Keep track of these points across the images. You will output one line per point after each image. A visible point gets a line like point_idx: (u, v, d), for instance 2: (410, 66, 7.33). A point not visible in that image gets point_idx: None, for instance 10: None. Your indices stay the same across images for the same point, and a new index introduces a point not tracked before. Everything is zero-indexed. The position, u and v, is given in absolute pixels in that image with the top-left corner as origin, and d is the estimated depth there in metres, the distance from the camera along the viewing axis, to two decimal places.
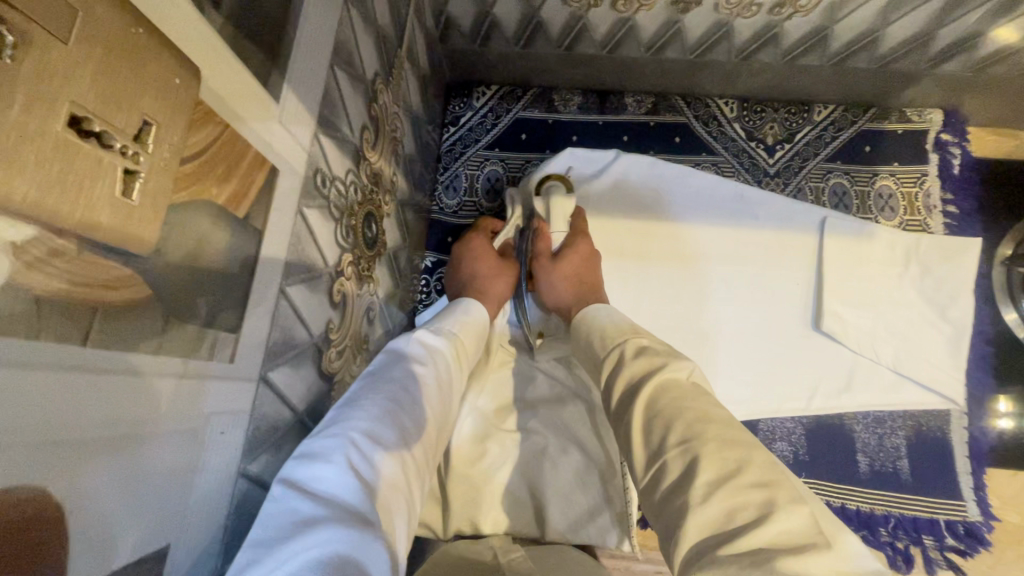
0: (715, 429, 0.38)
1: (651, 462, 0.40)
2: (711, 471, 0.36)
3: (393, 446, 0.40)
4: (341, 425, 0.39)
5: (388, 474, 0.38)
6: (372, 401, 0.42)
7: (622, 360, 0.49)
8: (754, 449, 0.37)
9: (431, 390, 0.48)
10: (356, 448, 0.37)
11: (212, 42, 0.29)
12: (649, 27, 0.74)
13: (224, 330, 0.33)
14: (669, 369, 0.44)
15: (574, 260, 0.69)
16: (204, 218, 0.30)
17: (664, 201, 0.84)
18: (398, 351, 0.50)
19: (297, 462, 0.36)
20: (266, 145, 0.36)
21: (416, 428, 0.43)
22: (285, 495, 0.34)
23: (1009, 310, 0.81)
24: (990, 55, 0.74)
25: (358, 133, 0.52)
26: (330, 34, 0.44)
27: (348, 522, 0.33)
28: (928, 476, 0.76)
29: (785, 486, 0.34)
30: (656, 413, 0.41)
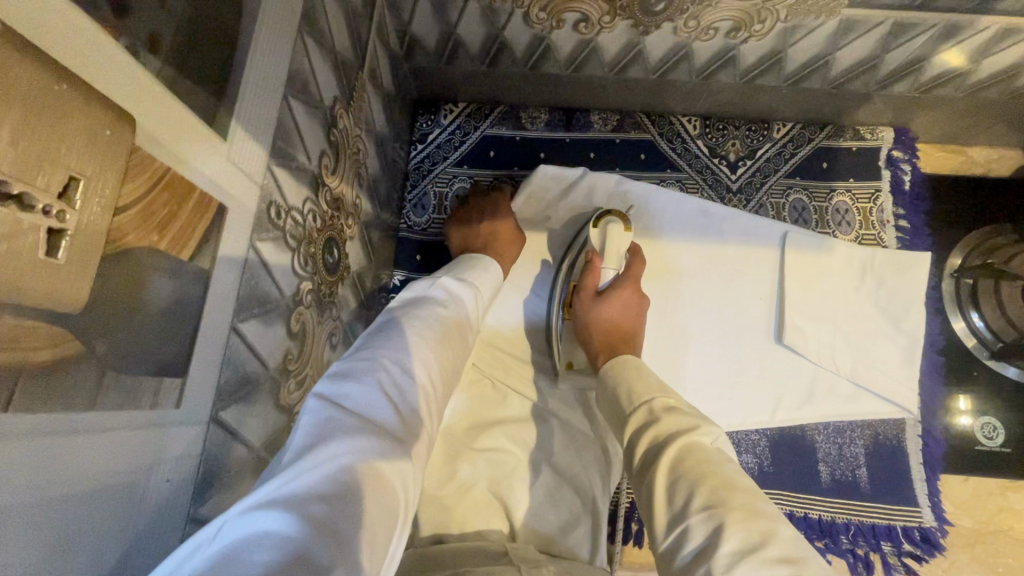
0: (739, 497, 0.40)
1: (673, 525, 0.41)
2: (735, 541, 0.36)
3: (418, 377, 0.42)
4: (372, 351, 0.42)
5: (411, 402, 0.40)
6: (398, 333, 0.45)
7: (653, 417, 0.49)
8: (777, 521, 0.38)
9: (453, 329, 0.50)
10: (386, 375, 0.40)
11: (146, 87, 0.28)
12: (611, 48, 0.75)
13: (169, 376, 0.32)
14: (693, 433, 0.46)
15: (618, 305, 0.71)
16: (142, 265, 0.29)
17: (648, 217, 0.85)
18: (422, 291, 0.52)
19: (331, 379, 0.39)
20: (213, 184, 0.35)
21: (439, 363, 0.46)
22: (319, 406, 0.36)
23: (958, 319, 0.84)
24: (937, 78, 0.76)
25: (316, 160, 0.52)
26: (283, 64, 0.43)
27: (373, 439, 0.35)
28: (886, 483, 0.79)
29: (809, 561, 0.36)
30: (679, 477, 0.43)
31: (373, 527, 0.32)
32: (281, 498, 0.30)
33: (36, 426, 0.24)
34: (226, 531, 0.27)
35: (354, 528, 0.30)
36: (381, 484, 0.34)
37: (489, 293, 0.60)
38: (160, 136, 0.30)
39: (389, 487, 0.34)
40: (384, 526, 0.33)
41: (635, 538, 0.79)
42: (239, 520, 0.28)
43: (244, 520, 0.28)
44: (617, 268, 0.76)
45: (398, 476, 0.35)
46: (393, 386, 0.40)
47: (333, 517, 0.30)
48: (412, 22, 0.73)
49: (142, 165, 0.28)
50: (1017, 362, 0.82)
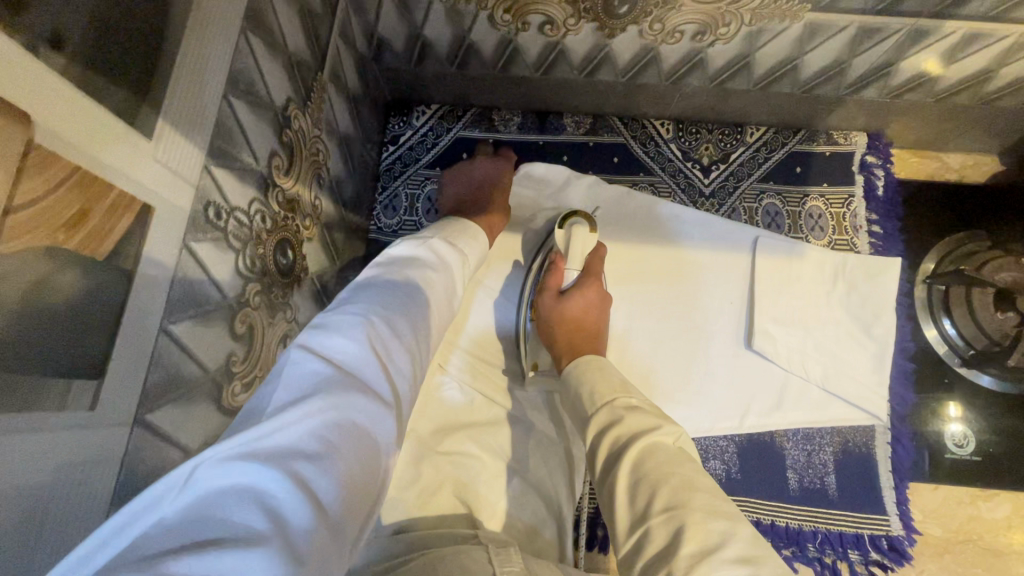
0: (699, 497, 0.39)
1: (634, 526, 0.40)
2: (697, 541, 0.36)
3: (407, 340, 0.41)
4: (360, 306, 0.40)
5: (398, 362, 0.39)
6: (386, 293, 0.43)
7: (608, 418, 0.48)
8: (737, 521, 0.38)
9: (440, 295, 0.49)
10: (375, 333, 0.38)
11: (46, 84, 0.28)
12: (578, 50, 0.75)
13: (80, 377, 0.32)
14: (657, 431, 0.45)
15: (581, 303, 0.69)
16: (41, 265, 0.29)
17: (651, 218, 0.85)
18: (411, 252, 0.50)
19: (318, 330, 0.37)
20: (135, 182, 0.34)
21: (426, 326, 0.45)
22: (306, 358, 0.35)
23: (930, 326, 0.84)
24: (906, 83, 0.76)
25: (265, 161, 0.51)
26: (223, 64, 0.43)
27: (362, 396, 0.34)
28: (854, 491, 0.78)
29: (769, 560, 0.36)
30: (641, 476, 0.42)
31: (356, 487, 0.31)
32: (262, 451, 0.28)
33: None
34: (200, 483, 0.26)
35: (338, 488, 0.30)
36: (369, 443, 0.33)
37: (477, 259, 0.58)
38: (67, 134, 0.29)
39: (375, 446, 0.33)
40: (367, 485, 0.32)
41: (599, 545, 0.78)
42: (217, 471, 0.27)
43: (221, 472, 0.27)
44: (583, 268, 0.75)
45: (384, 436, 0.35)
46: (383, 345, 0.38)
47: (317, 477, 0.29)
48: (379, 23, 0.73)
49: (45, 164, 0.28)
50: (989, 370, 0.81)
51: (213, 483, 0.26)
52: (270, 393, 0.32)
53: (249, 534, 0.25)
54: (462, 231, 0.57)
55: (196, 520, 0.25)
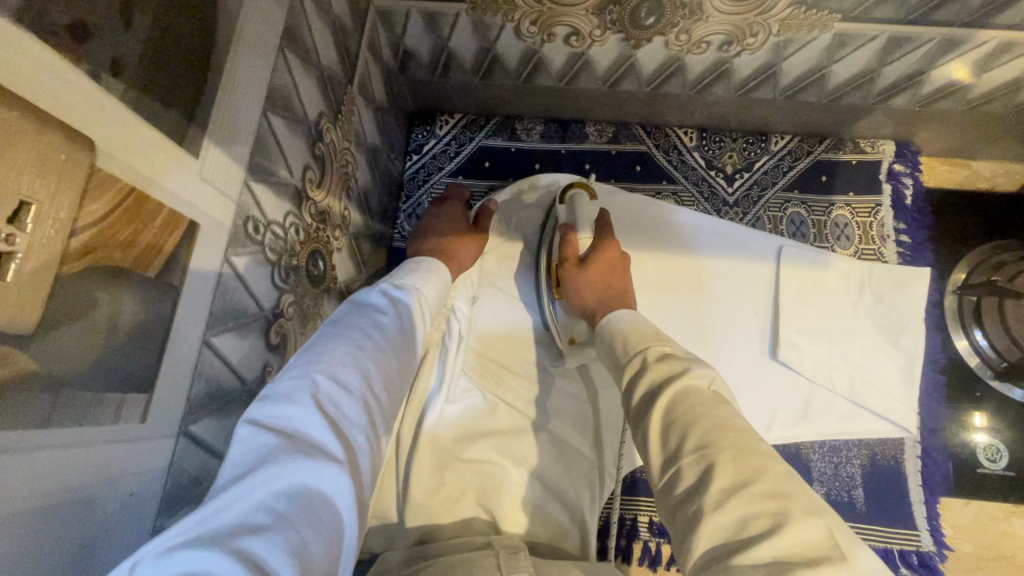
0: (732, 437, 0.38)
1: (666, 465, 0.40)
2: (726, 478, 0.36)
3: (360, 390, 0.40)
4: (305, 365, 0.39)
5: (351, 414, 0.38)
6: (337, 343, 0.42)
7: (643, 366, 0.48)
8: (768, 458, 0.37)
9: (400, 336, 0.48)
10: (321, 391, 0.37)
11: (107, 111, 0.29)
12: (603, 61, 0.75)
13: (132, 391, 0.33)
14: (689, 375, 0.44)
15: (603, 265, 0.69)
16: (100, 285, 0.30)
17: (662, 230, 0.84)
18: (364, 299, 0.49)
19: (263, 400, 0.36)
20: (182, 201, 0.35)
21: (382, 371, 0.43)
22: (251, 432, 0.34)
23: (961, 337, 0.82)
24: (937, 91, 0.75)
25: (300, 174, 0.52)
26: (262, 82, 0.44)
27: (308, 458, 0.33)
28: (883, 505, 0.77)
29: (797, 496, 0.35)
30: (672, 420, 0.41)
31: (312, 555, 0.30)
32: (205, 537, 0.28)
33: None
34: None
35: (289, 558, 0.29)
36: (323, 508, 0.32)
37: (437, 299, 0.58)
38: (124, 158, 0.30)
39: (328, 510, 0.33)
40: (325, 551, 0.31)
41: (623, 555, 0.78)
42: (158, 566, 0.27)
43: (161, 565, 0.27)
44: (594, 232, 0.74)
45: (339, 496, 0.34)
46: (333, 401, 0.37)
47: (263, 552, 0.28)
48: (405, 35, 0.74)
49: (103, 186, 0.29)
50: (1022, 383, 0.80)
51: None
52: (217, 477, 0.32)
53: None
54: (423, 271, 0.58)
55: None
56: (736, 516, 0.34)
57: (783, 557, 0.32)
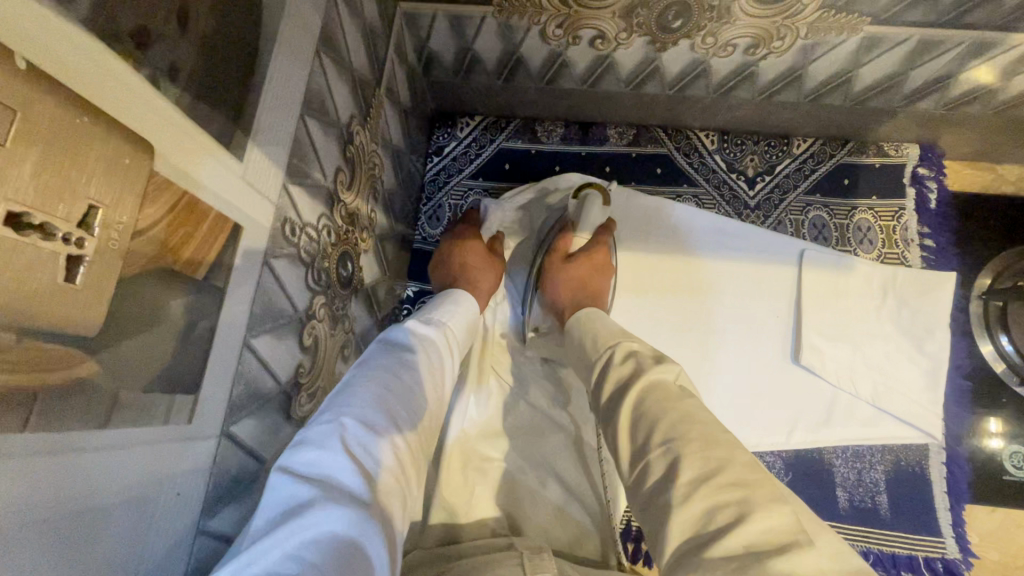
0: (699, 429, 0.38)
1: (636, 461, 0.40)
2: (694, 469, 0.35)
3: (388, 433, 0.40)
4: (335, 410, 0.40)
5: (381, 459, 0.38)
6: (366, 388, 0.42)
7: (610, 364, 0.48)
8: (735, 447, 0.37)
9: (425, 380, 0.48)
10: (350, 434, 0.37)
11: (167, 117, 0.29)
12: (627, 64, 0.75)
13: (181, 393, 0.33)
14: (657, 370, 0.44)
15: (582, 268, 0.69)
16: (154, 287, 0.30)
17: (681, 236, 0.84)
18: (387, 341, 0.50)
19: (295, 447, 0.37)
20: (229, 204, 0.36)
21: (408, 414, 0.43)
22: (284, 481, 0.34)
23: (986, 343, 0.82)
24: (965, 95, 0.74)
25: (332, 177, 0.53)
26: (300, 86, 0.44)
27: (341, 506, 0.33)
28: (907, 511, 0.76)
29: (762, 484, 0.34)
30: (642, 414, 0.41)
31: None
32: None
33: (49, 441, 0.25)
34: None
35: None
36: (356, 556, 0.31)
37: (460, 339, 0.58)
38: (178, 162, 0.31)
39: (362, 556, 0.32)
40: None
41: (644, 559, 0.77)
42: None
43: None
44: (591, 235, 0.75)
45: (372, 543, 0.33)
46: (363, 447, 0.37)
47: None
48: (430, 38, 0.74)
49: (160, 190, 0.29)
50: None
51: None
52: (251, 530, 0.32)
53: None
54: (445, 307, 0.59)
55: None
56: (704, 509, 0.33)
57: (750, 548, 0.31)
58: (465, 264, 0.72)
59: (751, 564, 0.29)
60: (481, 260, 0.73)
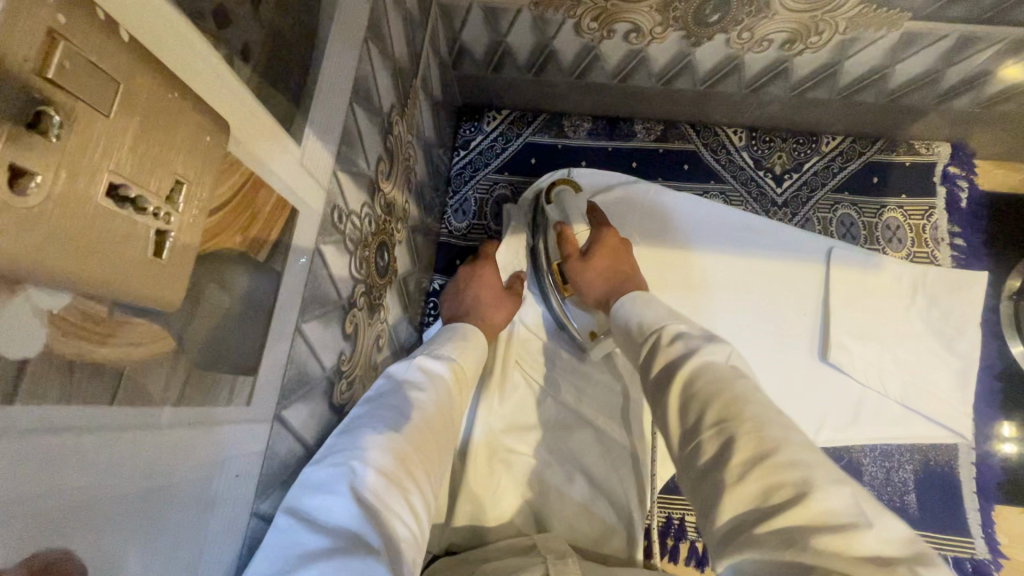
0: (750, 410, 0.38)
1: (686, 442, 0.40)
2: (750, 448, 0.36)
3: (393, 473, 0.40)
4: (343, 450, 0.40)
5: (385, 502, 0.38)
6: (372, 427, 0.43)
7: (657, 346, 0.48)
8: (793, 430, 0.37)
9: (434, 413, 0.48)
10: (357, 479, 0.38)
11: (240, 96, 0.29)
12: (660, 58, 0.75)
13: (243, 373, 0.33)
14: (705, 352, 0.44)
15: (605, 253, 0.69)
16: (225, 266, 0.30)
17: (700, 235, 0.83)
18: (397, 377, 0.50)
19: (304, 494, 0.37)
20: (288, 187, 0.36)
21: (418, 453, 0.43)
22: (290, 528, 0.35)
23: (1017, 343, 0.81)
24: (1001, 92, 0.74)
25: (374, 165, 0.53)
26: (350, 72, 0.44)
27: (341, 556, 0.33)
28: (936, 510, 0.76)
29: (818, 465, 0.34)
30: (691, 396, 0.41)
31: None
32: None
33: (130, 415, 0.25)
34: None
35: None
36: None
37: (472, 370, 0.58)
38: (245, 142, 0.31)
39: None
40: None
41: (671, 554, 0.77)
42: None
43: None
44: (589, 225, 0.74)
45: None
46: (368, 493, 0.38)
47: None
48: (463, 31, 0.74)
49: (231, 169, 0.29)
50: None
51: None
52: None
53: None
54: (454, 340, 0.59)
55: None
56: (760, 486, 0.34)
57: (799, 525, 0.31)
58: (480, 299, 0.72)
59: (799, 540, 0.30)
60: (495, 296, 0.73)
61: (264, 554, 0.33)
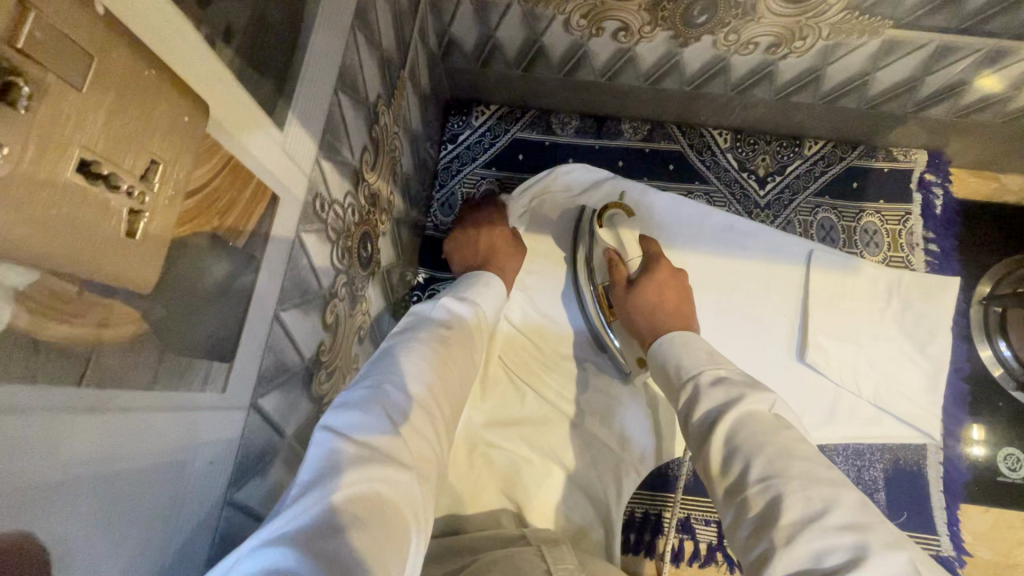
0: (798, 466, 0.38)
1: (730, 496, 0.40)
2: (798, 509, 0.36)
3: (422, 403, 0.42)
4: (374, 381, 0.42)
5: (416, 426, 0.40)
6: (401, 361, 0.45)
7: (698, 392, 0.47)
8: (841, 487, 0.37)
9: (456, 353, 0.50)
10: (390, 404, 0.40)
11: (222, 77, 0.29)
12: (648, 58, 0.75)
13: (219, 360, 0.33)
14: (750, 400, 0.43)
15: (654, 288, 0.66)
16: (202, 250, 0.30)
17: (687, 233, 0.84)
18: (419, 320, 0.52)
19: (335, 411, 0.39)
20: (270, 174, 0.36)
21: (441, 389, 0.45)
22: (326, 439, 0.36)
23: (985, 347, 0.84)
24: (976, 102, 0.76)
25: (359, 154, 0.52)
26: (335, 60, 0.44)
27: (380, 465, 0.35)
28: (904, 508, 0.78)
29: (872, 527, 0.35)
30: (735, 447, 0.41)
31: (386, 553, 0.31)
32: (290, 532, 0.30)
33: (98, 399, 0.24)
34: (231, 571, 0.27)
35: (367, 554, 0.30)
36: (392, 512, 0.33)
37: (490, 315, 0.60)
38: (226, 125, 0.30)
39: (399, 510, 0.34)
40: (398, 548, 0.32)
41: (648, 551, 0.77)
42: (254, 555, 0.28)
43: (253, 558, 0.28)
44: (643, 255, 0.72)
45: (408, 500, 0.35)
46: (400, 415, 0.40)
47: (341, 546, 0.29)
48: (453, 23, 0.74)
49: (210, 152, 0.29)
50: None
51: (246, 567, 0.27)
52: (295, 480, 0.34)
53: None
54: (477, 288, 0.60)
55: None
56: (813, 548, 0.34)
57: None
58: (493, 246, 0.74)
59: None
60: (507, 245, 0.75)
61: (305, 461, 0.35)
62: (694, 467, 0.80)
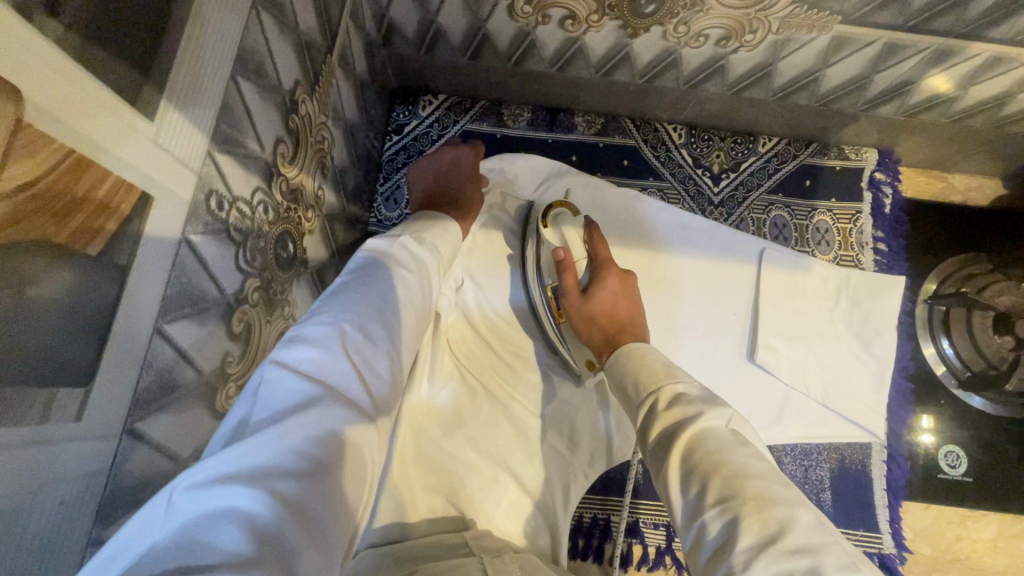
0: (753, 485, 0.35)
1: (691, 519, 0.37)
2: (754, 534, 0.33)
3: (383, 342, 0.38)
4: (332, 313, 0.37)
5: (378, 370, 0.37)
6: (363, 295, 0.40)
7: (654, 411, 0.44)
8: (796, 506, 0.34)
9: (418, 293, 0.46)
10: (351, 342, 0.35)
11: (40, 54, 0.25)
12: (597, 48, 0.72)
13: (67, 385, 0.29)
14: (706, 417, 0.41)
15: (608, 296, 0.65)
16: (24, 260, 0.26)
17: (647, 229, 0.82)
18: (382, 249, 0.46)
19: (289, 343, 0.34)
20: (137, 168, 0.31)
21: (406, 329, 0.42)
22: (279, 374, 0.32)
23: (929, 345, 0.85)
24: (925, 101, 0.76)
25: (271, 148, 0.48)
26: (234, 42, 0.39)
27: (342, 408, 0.32)
28: (848, 508, 0.79)
29: (829, 550, 0.32)
30: (691, 468, 0.38)
31: (345, 502, 0.30)
32: (246, 472, 0.26)
33: None
34: (178, 516, 0.24)
35: (329, 501, 0.29)
36: (353, 458, 0.31)
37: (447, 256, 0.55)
38: (57, 111, 0.26)
39: (359, 460, 0.32)
40: (354, 495, 0.31)
41: (595, 555, 0.75)
42: (203, 498, 0.25)
43: (202, 499, 0.25)
44: (590, 257, 0.70)
45: (368, 452, 0.33)
46: (361, 355, 0.36)
47: (306, 493, 0.27)
48: (390, 7, 0.70)
49: (32, 147, 0.25)
50: (984, 393, 0.83)
51: (198, 509, 0.24)
52: (247, 412, 0.30)
53: (239, 559, 0.23)
54: (437, 229, 0.54)
55: (184, 548, 0.23)
56: None
57: None
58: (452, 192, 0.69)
59: None
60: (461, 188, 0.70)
61: (258, 396, 0.30)
62: (645, 471, 0.79)
